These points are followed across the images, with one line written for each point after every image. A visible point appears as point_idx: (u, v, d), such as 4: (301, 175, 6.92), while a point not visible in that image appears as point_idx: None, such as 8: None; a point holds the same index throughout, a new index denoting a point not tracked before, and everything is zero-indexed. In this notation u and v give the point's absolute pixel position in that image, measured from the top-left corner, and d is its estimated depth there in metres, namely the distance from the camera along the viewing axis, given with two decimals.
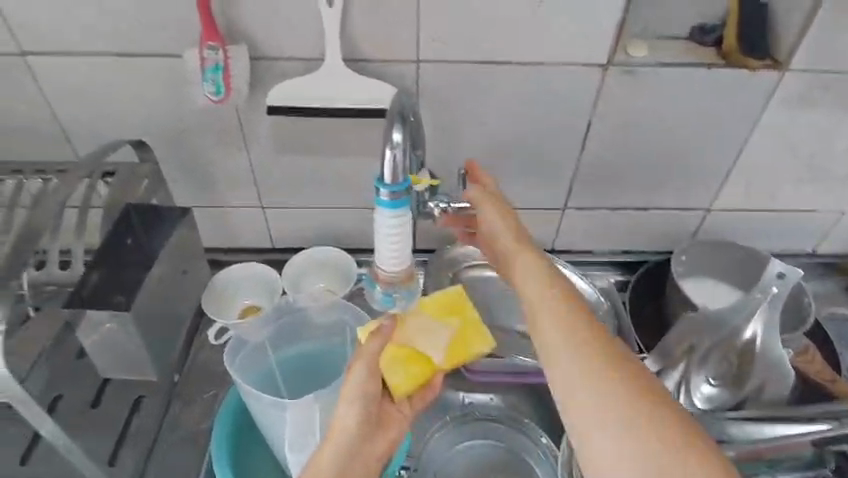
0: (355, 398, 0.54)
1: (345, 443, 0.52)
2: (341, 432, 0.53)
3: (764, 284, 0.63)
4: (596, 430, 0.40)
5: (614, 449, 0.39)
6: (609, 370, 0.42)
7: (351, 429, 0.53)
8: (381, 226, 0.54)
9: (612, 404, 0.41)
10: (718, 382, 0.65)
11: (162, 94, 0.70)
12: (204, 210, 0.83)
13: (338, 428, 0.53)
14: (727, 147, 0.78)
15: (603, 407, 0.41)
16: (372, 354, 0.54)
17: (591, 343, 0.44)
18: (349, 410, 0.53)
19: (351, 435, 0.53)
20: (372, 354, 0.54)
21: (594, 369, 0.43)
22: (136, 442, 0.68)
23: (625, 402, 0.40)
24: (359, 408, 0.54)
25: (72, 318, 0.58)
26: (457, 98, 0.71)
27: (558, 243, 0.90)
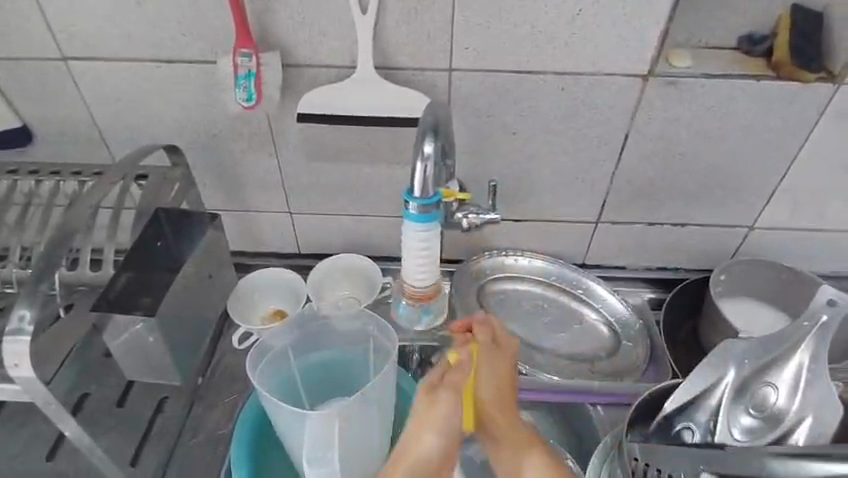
0: (443, 429, 0.54)
1: (419, 470, 0.54)
2: (418, 460, 0.54)
3: (811, 312, 0.59)
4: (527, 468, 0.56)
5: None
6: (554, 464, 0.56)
7: (432, 451, 0.54)
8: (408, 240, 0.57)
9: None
10: (758, 414, 0.60)
11: (198, 100, 0.70)
12: (232, 214, 0.83)
13: (417, 454, 0.54)
14: (774, 163, 0.74)
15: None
16: (453, 382, 0.57)
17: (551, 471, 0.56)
18: (436, 439, 0.54)
19: (429, 460, 0.54)
20: (452, 383, 0.57)
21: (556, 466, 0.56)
22: (159, 439, 0.69)
23: None
24: (445, 437, 0.54)
25: (99, 322, 0.58)
26: (490, 106, 0.69)
27: (589, 257, 0.87)
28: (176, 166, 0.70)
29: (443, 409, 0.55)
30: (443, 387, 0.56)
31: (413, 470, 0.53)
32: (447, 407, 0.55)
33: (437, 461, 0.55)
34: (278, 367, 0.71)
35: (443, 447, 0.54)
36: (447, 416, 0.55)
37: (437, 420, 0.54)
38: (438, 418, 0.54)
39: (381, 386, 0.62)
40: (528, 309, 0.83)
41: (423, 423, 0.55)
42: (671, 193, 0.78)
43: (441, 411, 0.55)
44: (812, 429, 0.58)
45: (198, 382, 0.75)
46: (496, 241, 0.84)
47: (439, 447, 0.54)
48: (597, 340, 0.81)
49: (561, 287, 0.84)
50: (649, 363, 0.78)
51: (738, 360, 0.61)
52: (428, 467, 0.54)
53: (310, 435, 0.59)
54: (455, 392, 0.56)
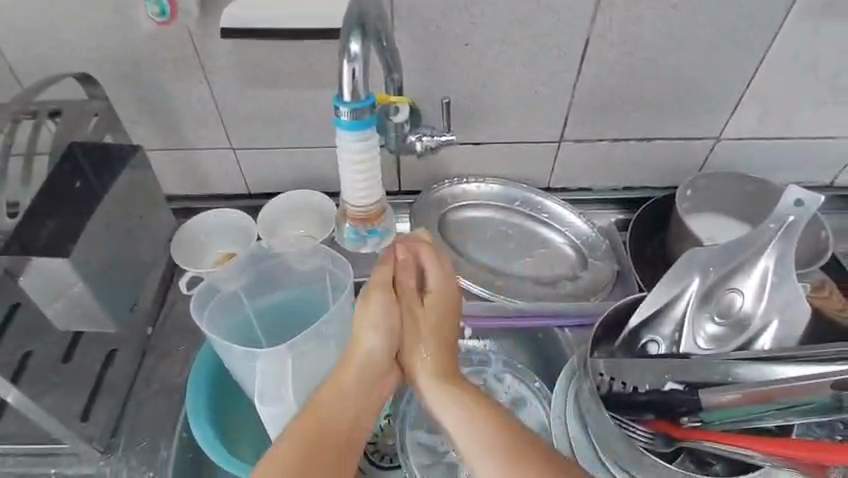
0: (377, 324, 0.55)
1: (364, 369, 0.55)
2: (360, 359, 0.55)
3: (778, 214, 0.56)
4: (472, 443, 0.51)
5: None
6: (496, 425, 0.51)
7: (375, 353, 0.55)
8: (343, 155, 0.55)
9: (516, 474, 0.49)
10: (723, 321, 0.59)
11: (110, 21, 0.62)
12: (169, 153, 0.76)
13: (361, 351, 0.55)
14: (740, 66, 0.71)
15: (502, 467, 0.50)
16: (383, 285, 0.56)
17: (491, 428, 0.51)
18: (375, 337, 0.55)
19: (375, 362, 0.55)
20: (385, 285, 0.56)
21: (483, 426, 0.51)
22: (110, 395, 0.65)
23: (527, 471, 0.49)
24: (387, 336, 0.56)
25: (12, 267, 0.52)
26: (438, 14, 0.63)
27: (555, 180, 0.83)
28: (93, 98, 0.63)
29: (378, 308, 0.55)
30: (376, 289, 0.56)
31: (357, 373, 0.54)
32: (380, 308, 0.55)
33: (368, 373, 0.55)
34: (230, 311, 0.68)
35: (384, 344, 0.55)
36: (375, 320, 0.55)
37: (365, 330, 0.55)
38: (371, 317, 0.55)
39: (336, 318, 0.59)
40: (491, 236, 0.80)
41: (362, 325, 0.56)
42: (635, 103, 0.74)
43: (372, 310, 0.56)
44: (779, 331, 0.57)
45: (148, 332, 0.71)
46: (456, 168, 0.80)
47: (376, 346, 0.55)
48: (563, 264, 0.78)
49: (526, 212, 0.81)
50: (616, 284, 0.77)
51: (705, 267, 0.59)
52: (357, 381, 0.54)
53: (260, 376, 0.55)
54: (391, 291, 0.56)
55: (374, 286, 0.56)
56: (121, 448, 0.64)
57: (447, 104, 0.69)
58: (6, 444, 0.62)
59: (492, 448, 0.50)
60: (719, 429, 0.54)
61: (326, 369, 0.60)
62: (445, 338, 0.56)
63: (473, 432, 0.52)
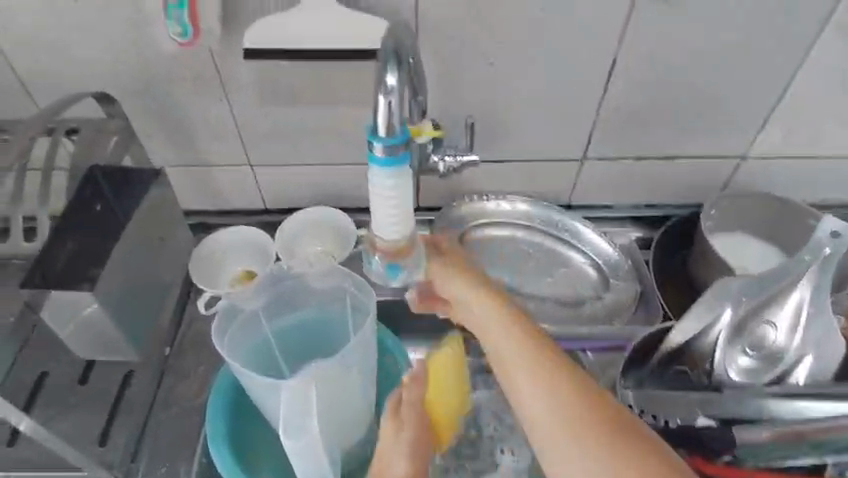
0: (405, 454, 0.52)
1: None
2: None
3: (813, 245, 0.54)
4: (526, 394, 0.46)
5: (570, 459, 0.42)
6: (555, 368, 0.46)
7: None
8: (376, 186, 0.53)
9: (561, 413, 0.44)
10: (756, 353, 0.57)
11: (128, 38, 0.61)
12: (186, 170, 0.75)
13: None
14: (768, 85, 0.69)
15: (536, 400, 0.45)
16: (414, 405, 0.54)
17: (522, 348, 0.48)
18: (399, 466, 0.52)
19: None
20: (414, 405, 0.54)
21: (543, 363, 0.47)
22: (129, 416, 0.64)
23: (567, 402, 0.44)
24: (414, 463, 0.52)
25: (33, 300, 0.52)
26: (464, 33, 0.62)
27: (575, 197, 0.82)
28: (111, 117, 0.62)
29: (409, 434, 0.53)
30: (405, 413, 0.54)
31: None
32: (410, 440, 0.53)
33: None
34: (249, 333, 0.67)
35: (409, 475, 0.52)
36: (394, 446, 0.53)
37: (392, 451, 0.53)
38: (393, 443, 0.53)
39: (359, 345, 0.59)
40: (512, 256, 0.78)
41: (390, 445, 0.53)
42: (660, 122, 0.72)
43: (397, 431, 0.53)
44: (813, 364, 0.56)
45: (166, 353, 0.70)
46: (477, 185, 0.79)
47: (402, 475, 0.51)
48: (585, 285, 0.77)
49: (547, 230, 0.79)
50: (639, 309, 0.75)
51: (737, 298, 0.56)
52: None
53: (285, 403, 0.54)
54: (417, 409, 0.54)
55: (395, 413, 0.54)
56: (141, 473, 0.63)
57: (470, 124, 0.68)
58: (24, 468, 0.62)
59: (564, 416, 0.44)
60: (752, 466, 0.53)
61: (349, 395, 0.59)
62: (460, 293, 0.55)
63: (543, 390, 0.45)
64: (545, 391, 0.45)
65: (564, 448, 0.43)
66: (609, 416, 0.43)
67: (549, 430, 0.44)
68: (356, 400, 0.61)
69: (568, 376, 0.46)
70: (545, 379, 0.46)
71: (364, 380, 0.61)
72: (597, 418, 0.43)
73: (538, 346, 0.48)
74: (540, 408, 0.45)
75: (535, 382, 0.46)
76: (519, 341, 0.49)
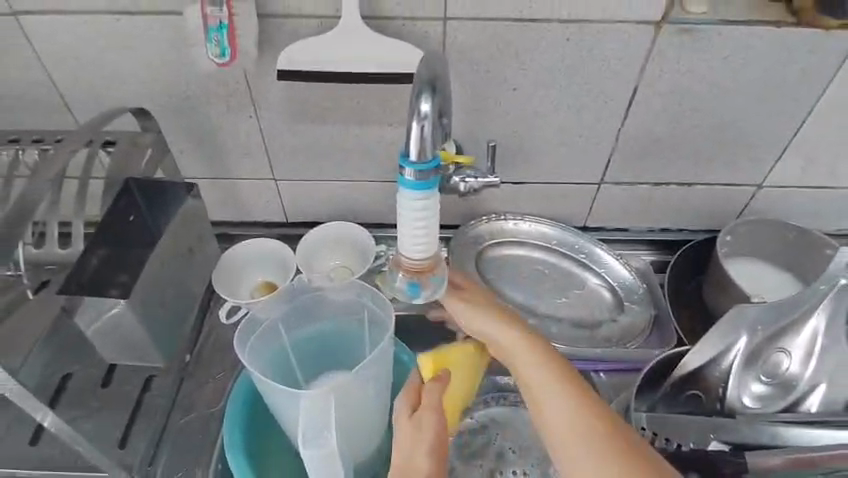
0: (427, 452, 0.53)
1: None
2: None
3: (830, 275, 0.55)
4: (567, 441, 0.46)
5: None
6: (593, 412, 0.46)
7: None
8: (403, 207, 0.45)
9: (585, 438, 0.45)
10: (770, 381, 0.57)
11: (166, 57, 0.63)
12: (213, 182, 0.77)
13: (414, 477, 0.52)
14: (788, 118, 0.70)
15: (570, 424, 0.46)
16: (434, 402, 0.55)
17: (541, 372, 0.50)
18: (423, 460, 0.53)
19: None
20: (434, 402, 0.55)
21: (578, 407, 0.47)
22: (148, 420, 0.65)
23: (604, 445, 0.44)
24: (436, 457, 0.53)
25: (69, 305, 0.53)
26: (489, 60, 0.64)
27: (591, 220, 0.83)
28: (146, 131, 0.64)
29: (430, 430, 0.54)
30: (423, 410, 0.55)
31: None
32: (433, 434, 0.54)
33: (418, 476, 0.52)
34: (269, 343, 0.68)
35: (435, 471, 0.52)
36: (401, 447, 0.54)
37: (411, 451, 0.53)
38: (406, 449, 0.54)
39: (378, 356, 0.60)
40: (528, 275, 0.79)
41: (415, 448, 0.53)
42: (678, 150, 0.73)
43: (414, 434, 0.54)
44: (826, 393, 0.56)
45: (186, 359, 0.71)
46: (495, 205, 0.80)
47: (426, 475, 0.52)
48: (600, 307, 0.78)
49: (563, 251, 0.81)
50: (653, 331, 0.76)
51: (752, 326, 0.57)
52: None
53: (304, 412, 0.55)
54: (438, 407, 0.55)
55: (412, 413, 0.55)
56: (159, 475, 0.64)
57: (492, 146, 0.69)
58: (46, 468, 0.63)
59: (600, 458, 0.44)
60: None
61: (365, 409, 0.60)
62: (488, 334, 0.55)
63: (581, 433, 0.45)
64: (585, 435, 0.45)
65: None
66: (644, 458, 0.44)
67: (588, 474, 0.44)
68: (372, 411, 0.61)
69: (601, 417, 0.46)
70: (584, 421, 0.46)
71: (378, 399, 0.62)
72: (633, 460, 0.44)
73: (582, 396, 0.48)
74: (573, 432, 0.46)
75: (576, 429, 0.46)
76: (559, 390, 0.48)
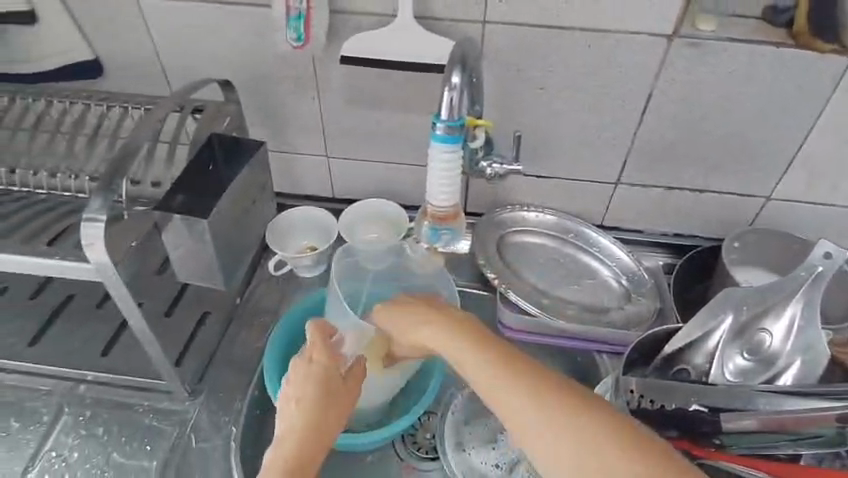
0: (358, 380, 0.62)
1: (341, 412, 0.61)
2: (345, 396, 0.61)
3: (808, 263, 0.62)
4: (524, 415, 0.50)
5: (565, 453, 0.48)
6: (543, 392, 0.51)
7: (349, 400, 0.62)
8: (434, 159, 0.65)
9: (541, 410, 0.50)
10: (751, 356, 0.63)
11: (252, 42, 0.76)
12: (275, 155, 0.90)
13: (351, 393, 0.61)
14: (795, 132, 0.76)
15: (514, 397, 0.51)
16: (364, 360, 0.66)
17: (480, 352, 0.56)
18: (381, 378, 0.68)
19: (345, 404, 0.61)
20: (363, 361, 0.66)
21: (529, 386, 0.52)
22: (198, 351, 0.76)
23: (560, 417, 0.49)
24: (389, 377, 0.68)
25: (159, 222, 0.65)
26: (520, 60, 0.74)
27: (607, 219, 0.90)
28: (229, 101, 0.77)
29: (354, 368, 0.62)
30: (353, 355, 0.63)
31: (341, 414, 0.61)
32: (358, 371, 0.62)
33: (311, 406, 0.58)
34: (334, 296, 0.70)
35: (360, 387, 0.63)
36: (294, 380, 0.60)
37: (308, 390, 0.59)
38: (295, 381, 0.60)
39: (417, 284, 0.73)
40: (545, 261, 0.87)
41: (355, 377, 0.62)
42: (689, 156, 0.81)
43: (319, 373, 0.60)
44: (801, 370, 0.62)
45: (236, 302, 0.82)
46: (519, 196, 0.89)
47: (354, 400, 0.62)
48: (610, 295, 0.84)
49: (579, 244, 0.87)
50: (656, 319, 0.82)
51: (737, 305, 0.64)
52: (311, 418, 0.57)
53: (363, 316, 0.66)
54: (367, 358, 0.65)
55: (306, 358, 0.61)
56: (203, 394, 0.75)
57: (517, 137, 0.79)
58: (113, 374, 0.74)
59: (569, 431, 0.48)
60: (735, 452, 0.59)
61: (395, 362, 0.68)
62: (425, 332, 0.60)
63: (529, 404, 0.51)
64: (540, 410, 0.50)
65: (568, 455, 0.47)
66: (612, 430, 0.47)
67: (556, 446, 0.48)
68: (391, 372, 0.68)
69: (547, 389, 0.51)
70: (541, 397, 0.51)
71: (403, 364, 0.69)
72: (604, 436, 0.47)
73: (524, 374, 0.53)
74: (518, 392, 0.52)
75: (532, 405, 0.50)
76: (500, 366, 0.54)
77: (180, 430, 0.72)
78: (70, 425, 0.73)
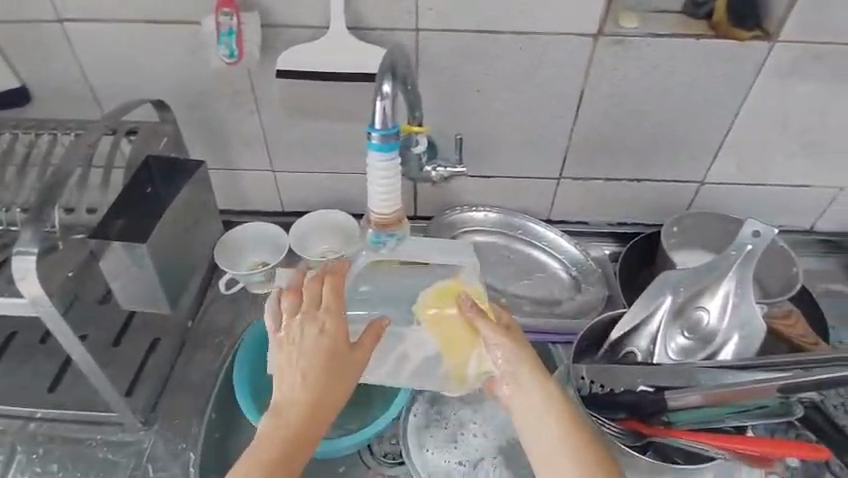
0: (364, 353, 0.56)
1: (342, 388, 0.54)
2: (349, 368, 0.55)
3: (739, 242, 0.65)
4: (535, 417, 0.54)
5: (559, 457, 0.52)
6: (554, 396, 0.54)
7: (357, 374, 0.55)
8: (371, 171, 0.57)
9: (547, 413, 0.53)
10: (691, 335, 0.66)
11: (185, 59, 0.75)
12: (219, 172, 0.88)
13: (357, 365, 0.55)
14: (719, 119, 0.81)
15: (545, 426, 0.53)
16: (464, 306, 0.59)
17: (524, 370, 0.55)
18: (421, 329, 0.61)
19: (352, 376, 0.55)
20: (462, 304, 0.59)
21: (545, 390, 0.54)
22: (150, 379, 0.74)
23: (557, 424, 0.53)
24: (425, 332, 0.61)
25: (96, 249, 0.63)
26: (455, 64, 0.75)
27: (555, 213, 0.93)
28: (164, 121, 0.75)
29: (364, 346, 0.56)
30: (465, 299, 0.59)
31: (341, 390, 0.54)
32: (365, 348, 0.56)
33: (315, 381, 0.53)
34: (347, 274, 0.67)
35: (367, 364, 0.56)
36: (298, 350, 0.55)
37: (311, 366, 0.53)
38: (298, 352, 0.54)
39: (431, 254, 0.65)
40: (497, 260, 0.89)
41: (363, 349, 0.56)
42: (625, 148, 0.84)
43: (328, 348, 0.54)
44: (739, 345, 0.64)
45: (188, 325, 0.80)
46: (467, 197, 0.90)
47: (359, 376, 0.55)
48: (560, 287, 0.87)
49: (528, 240, 0.90)
50: (607, 305, 0.85)
51: (674, 288, 0.68)
52: (313, 399, 0.53)
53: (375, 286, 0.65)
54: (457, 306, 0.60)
55: (316, 324, 0.55)
56: (157, 423, 0.73)
57: (459, 140, 0.80)
58: (60, 410, 0.72)
59: (561, 437, 0.53)
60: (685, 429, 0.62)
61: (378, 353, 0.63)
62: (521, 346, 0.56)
63: (536, 408, 0.54)
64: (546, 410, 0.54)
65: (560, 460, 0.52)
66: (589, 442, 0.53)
67: (549, 450, 0.52)
68: (426, 332, 0.61)
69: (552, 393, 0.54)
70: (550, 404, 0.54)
71: (385, 358, 0.63)
72: (577, 440, 0.53)
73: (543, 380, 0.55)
74: (537, 397, 0.54)
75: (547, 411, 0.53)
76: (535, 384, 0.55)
77: (136, 461, 0.70)
78: (23, 464, 0.70)
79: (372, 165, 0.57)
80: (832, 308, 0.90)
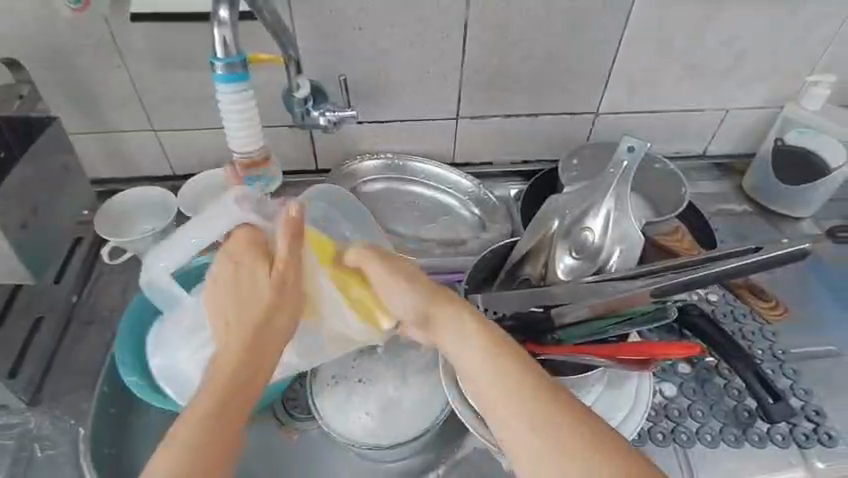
0: (284, 280, 0.53)
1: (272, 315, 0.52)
2: (277, 295, 0.53)
3: (617, 160, 0.67)
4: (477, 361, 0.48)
5: (508, 405, 0.45)
6: (497, 343, 0.48)
7: (285, 303, 0.53)
8: (222, 100, 0.62)
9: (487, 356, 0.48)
10: (577, 254, 0.68)
11: (29, 9, 0.68)
12: (96, 137, 0.82)
13: (288, 295, 0.54)
14: (605, 45, 0.81)
15: (487, 370, 0.47)
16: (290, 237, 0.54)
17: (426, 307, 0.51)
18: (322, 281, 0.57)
19: (279, 305, 0.53)
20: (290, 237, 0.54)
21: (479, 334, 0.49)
22: (33, 357, 0.69)
23: (497, 369, 0.47)
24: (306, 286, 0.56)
25: None
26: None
27: (458, 155, 0.93)
28: (20, 82, 0.70)
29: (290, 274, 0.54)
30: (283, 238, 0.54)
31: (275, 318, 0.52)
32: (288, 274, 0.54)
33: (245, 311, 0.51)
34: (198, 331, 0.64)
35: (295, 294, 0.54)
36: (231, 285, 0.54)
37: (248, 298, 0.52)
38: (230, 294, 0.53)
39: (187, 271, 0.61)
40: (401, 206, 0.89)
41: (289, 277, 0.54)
42: (518, 81, 0.84)
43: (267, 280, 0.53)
44: (621, 257, 0.67)
45: (73, 300, 0.76)
46: (366, 144, 0.88)
47: (284, 307, 0.53)
48: (464, 227, 0.88)
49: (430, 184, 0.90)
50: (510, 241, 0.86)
51: (561, 211, 0.69)
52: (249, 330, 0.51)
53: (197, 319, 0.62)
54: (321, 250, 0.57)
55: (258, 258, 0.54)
56: (44, 403, 0.69)
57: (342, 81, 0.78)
58: None
59: (512, 383, 0.46)
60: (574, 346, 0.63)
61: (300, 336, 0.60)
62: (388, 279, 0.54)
63: (473, 354, 0.48)
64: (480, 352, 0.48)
65: (511, 409, 0.45)
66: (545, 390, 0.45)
67: (494, 395, 0.46)
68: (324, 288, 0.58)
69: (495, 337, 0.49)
70: (487, 346, 0.48)
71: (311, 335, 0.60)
72: (525, 385, 0.46)
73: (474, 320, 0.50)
74: (467, 338, 0.49)
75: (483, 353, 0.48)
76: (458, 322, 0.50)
77: (20, 442, 0.66)
78: None
79: (224, 96, 0.63)
80: (724, 225, 0.95)
